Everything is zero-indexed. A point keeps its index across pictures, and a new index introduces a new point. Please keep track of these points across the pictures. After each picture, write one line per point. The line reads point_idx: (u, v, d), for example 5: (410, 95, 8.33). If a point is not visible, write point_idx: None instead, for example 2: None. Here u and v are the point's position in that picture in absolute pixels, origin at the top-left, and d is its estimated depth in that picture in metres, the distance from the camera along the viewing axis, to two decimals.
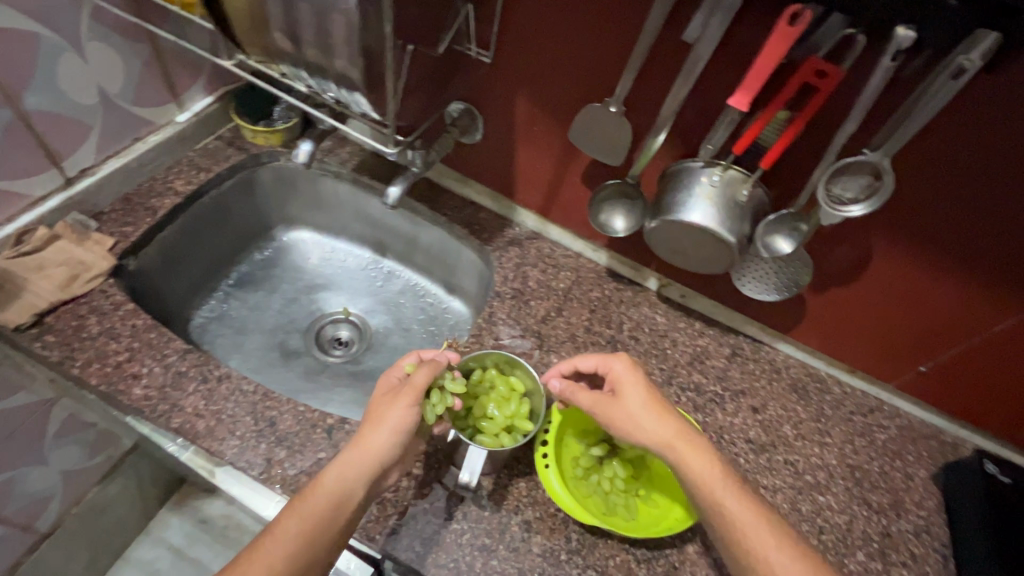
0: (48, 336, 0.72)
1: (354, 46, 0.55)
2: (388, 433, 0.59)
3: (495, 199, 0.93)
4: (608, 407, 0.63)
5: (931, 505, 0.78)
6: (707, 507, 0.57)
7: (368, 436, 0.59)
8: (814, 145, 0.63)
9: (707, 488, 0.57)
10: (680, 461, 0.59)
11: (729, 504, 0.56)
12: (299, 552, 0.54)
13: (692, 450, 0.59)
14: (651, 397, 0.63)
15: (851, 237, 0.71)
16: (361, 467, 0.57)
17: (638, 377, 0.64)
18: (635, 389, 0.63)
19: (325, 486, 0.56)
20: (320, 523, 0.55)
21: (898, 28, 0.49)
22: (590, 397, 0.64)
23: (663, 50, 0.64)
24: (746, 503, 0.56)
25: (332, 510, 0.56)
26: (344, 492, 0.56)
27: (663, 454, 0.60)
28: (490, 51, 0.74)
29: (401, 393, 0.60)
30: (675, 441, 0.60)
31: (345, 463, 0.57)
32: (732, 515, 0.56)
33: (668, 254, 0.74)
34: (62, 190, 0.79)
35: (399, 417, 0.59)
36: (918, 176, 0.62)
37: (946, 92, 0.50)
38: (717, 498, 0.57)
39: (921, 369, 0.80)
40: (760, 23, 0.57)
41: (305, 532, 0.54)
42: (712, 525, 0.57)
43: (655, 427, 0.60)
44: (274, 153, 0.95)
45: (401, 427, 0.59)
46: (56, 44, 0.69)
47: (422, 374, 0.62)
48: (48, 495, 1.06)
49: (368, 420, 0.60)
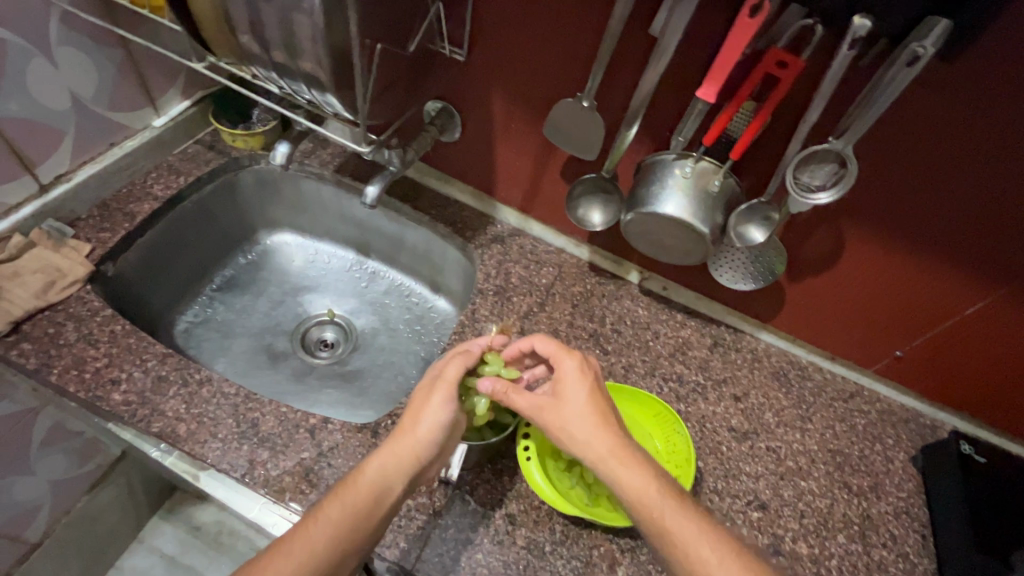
0: (26, 343, 0.72)
1: (321, 46, 0.56)
2: (430, 425, 0.59)
3: (476, 196, 0.94)
4: (546, 415, 0.60)
5: (910, 487, 0.79)
6: (645, 522, 0.54)
7: (408, 430, 0.59)
8: (783, 135, 0.64)
9: (641, 502, 0.54)
10: (613, 475, 0.56)
11: (671, 520, 0.53)
12: (340, 542, 0.53)
13: (626, 465, 0.56)
14: (590, 405, 0.59)
15: (824, 226, 0.72)
16: (401, 460, 0.58)
17: (586, 382, 0.61)
18: (576, 397, 0.60)
19: (367, 479, 0.56)
20: (359, 515, 0.54)
21: (854, 16, 0.49)
22: (528, 402, 0.61)
23: (632, 43, 0.65)
24: (685, 515, 0.54)
25: (373, 503, 0.55)
26: (385, 485, 0.56)
27: (595, 466, 0.57)
28: (464, 49, 0.75)
29: (438, 388, 0.62)
30: (611, 454, 0.57)
31: (387, 456, 0.57)
32: (673, 532, 0.53)
33: (645, 247, 0.75)
34: (37, 197, 0.79)
35: (437, 412, 0.60)
36: (884, 163, 0.63)
37: (903, 79, 0.51)
38: (655, 513, 0.54)
39: (897, 354, 0.82)
40: (724, 15, 0.58)
41: (346, 523, 0.53)
42: (653, 541, 0.54)
43: (589, 438, 0.57)
44: (254, 156, 0.95)
45: (439, 421, 0.60)
46: (24, 50, 0.69)
47: (454, 367, 0.63)
48: (37, 504, 1.05)
49: (407, 415, 0.61)
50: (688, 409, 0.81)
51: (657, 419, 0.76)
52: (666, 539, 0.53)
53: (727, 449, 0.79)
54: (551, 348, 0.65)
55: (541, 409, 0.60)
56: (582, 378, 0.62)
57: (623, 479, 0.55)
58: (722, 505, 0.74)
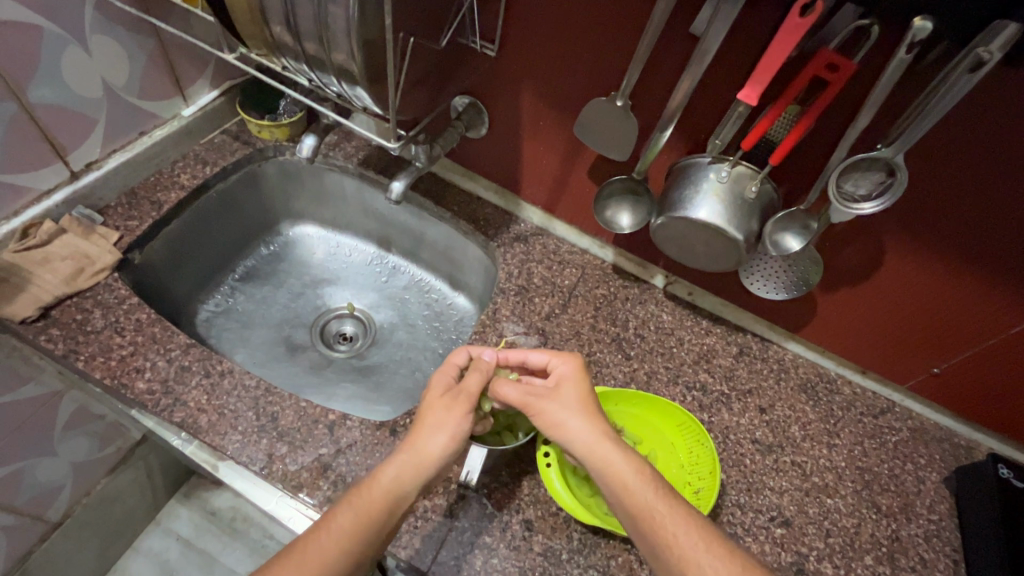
0: (54, 329, 0.73)
1: (355, 39, 0.55)
2: (448, 436, 0.58)
3: (500, 194, 0.92)
4: (541, 407, 0.61)
5: (942, 509, 0.76)
6: (632, 512, 0.54)
7: (426, 438, 0.58)
8: (826, 140, 0.62)
9: (629, 492, 0.54)
10: (603, 464, 0.56)
11: (657, 509, 0.53)
12: (355, 548, 0.52)
13: (617, 454, 0.57)
14: (582, 400, 0.61)
15: (864, 236, 0.69)
16: (418, 469, 0.56)
17: (582, 379, 0.63)
18: (571, 391, 0.62)
19: (383, 485, 0.54)
20: (374, 521, 0.53)
21: (914, 19, 0.47)
22: (521, 395, 0.62)
23: (671, 41, 0.63)
24: (670, 508, 0.54)
25: (389, 509, 0.54)
26: (402, 492, 0.55)
27: (586, 455, 0.57)
28: (495, 44, 0.73)
29: (459, 400, 0.60)
30: (603, 443, 0.57)
31: (405, 465, 0.56)
32: (660, 520, 0.53)
33: (674, 252, 0.72)
34: (68, 184, 0.80)
35: (456, 424, 0.59)
36: (933, 172, 0.60)
37: (964, 86, 0.48)
38: (642, 502, 0.54)
39: (935, 371, 0.79)
40: (771, 14, 0.56)
41: (360, 529, 0.52)
42: (640, 533, 0.53)
43: (583, 427, 0.59)
44: (279, 147, 0.95)
45: (458, 433, 0.59)
46: (60, 38, 0.69)
47: (474, 378, 0.62)
48: (60, 486, 1.07)
49: (421, 421, 0.59)
50: (711, 419, 0.79)
51: (680, 428, 0.75)
52: (652, 529, 0.53)
53: (751, 462, 0.77)
54: (545, 354, 0.66)
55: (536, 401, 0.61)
56: (578, 376, 0.64)
57: (612, 468, 0.56)
58: (744, 520, 0.72)
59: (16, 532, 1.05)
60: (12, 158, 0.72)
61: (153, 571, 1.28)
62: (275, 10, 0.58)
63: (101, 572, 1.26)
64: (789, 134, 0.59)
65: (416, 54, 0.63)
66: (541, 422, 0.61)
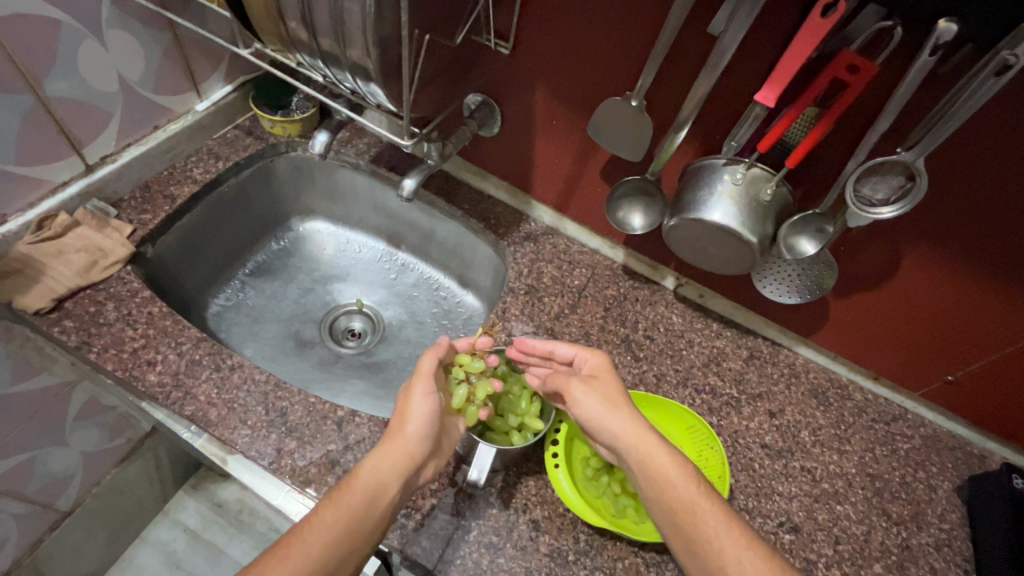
0: (67, 321, 0.74)
1: (370, 36, 0.55)
2: (419, 421, 0.59)
3: (511, 193, 0.92)
4: (581, 395, 0.62)
5: (954, 518, 0.75)
6: (674, 505, 0.55)
7: (398, 429, 0.59)
8: (845, 143, 0.61)
9: (671, 484, 0.55)
10: (644, 456, 0.57)
11: (700, 505, 0.54)
12: (338, 543, 0.52)
13: (660, 448, 0.58)
14: (620, 393, 0.62)
15: (880, 242, 0.68)
16: (394, 458, 0.57)
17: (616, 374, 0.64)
18: (609, 383, 0.63)
19: (360, 478, 0.55)
20: (355, 515, 0.53)
21: (939, 20, 0.46)
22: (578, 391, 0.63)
23: (688, 41, 0.62)
24: (711, 504, 0.54)
25: (369, 504, 0.54)
26: (380, 484, 0.56)
27: (631, 449, 0.58)
28: (509, 42, 0.73)
29: (416, 383, 0.62)
30: (645, 435, 0.58)
31: (381, 456, 0.57)
32: (701, 515, 0.54)
33: (686, 254, 0.72)
34: (82, 177, 0.80)
35: (421, 405, 0.60)
36: (954, 177, 0.59)
37: (990, 90, 0.47)
38: (685, 496, 0.55)
39: (949, 379, 0.78)
40: (792, 14, 0.55)
41: (342, 524, 0.52)
42: (680, 526, 0.54)
43: (627, 422, 0.59)
44: (291, 143, 0.95)
45: (425, 413, 0.60)
46: (77, 31, 0.70)
47: (428, 359, 0.64)
48: (70, 475, 1.08)
49: (395, 415, 0.61)
50: (720, 423, 0.79)
51: (689, 432, 0.74)
52: (693, 524, 0.53)
53: (760, 467, 0.76)
54: (578, 347, 0.67)
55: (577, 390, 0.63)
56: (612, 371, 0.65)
57: (653, 460, 0.57)
58: (752, 525, 0.71)
59: (27, 520, 1.06)
60: (29, 151, 0.73)
61: (160, 561, 1.29)
62: (291, 6, 0.58)
63: (109, 561, 1.27)
64: (807, 136, 0.58)
65: (431, 51, 0.63)
66: (582, 412, 0.62)
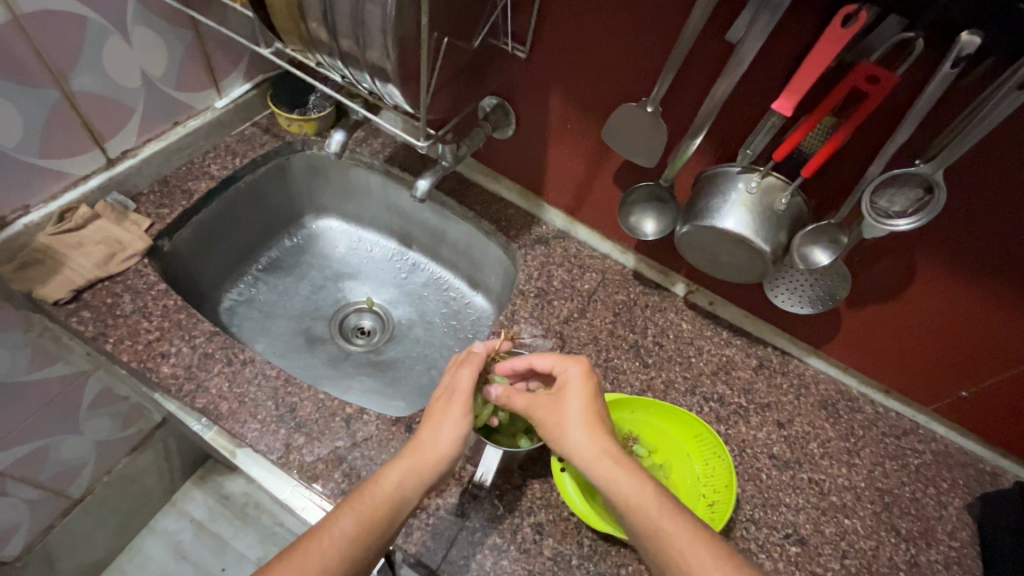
0: (85, 312, 0.75)
1: (390, 38, 0.55)
2: (452, 437, 0.60)
3: (523, 195, 0.92)
4: (542, 418, 0.62)
5: (964, 536, 0.74)
6: (640, 529, 0.52)
7: (427, 442, 0.59)
8: (861, 154, 0.61)
9: (633, 508, 0.53)
10: (606, 480, 0.55)
11: (665, 525, 0.51)
12: (358, 550, 0.52)
13: (618, 469, 0.55)
14: (585, 409, 0.60)
15: (895, 254, 0.67)
16: (420, 472, 0.57)
17: (585, 388, 0.62)
18: (575, 400, 0.61)
19: (384, 487, 0.55)
20: (378, 524, 0.53)
21: (962, 33, 0.46)
22: (524, 401, 0.64)
23: (706, 50, 0.62)
24: (677, 524, 0.51)
25: (391, 513, 0.54)
26: (406, 495, 0.56)
27: (587, 470, 0.57)
28: (526, 46, 0.73)
29: (458, 403, 0.62)
30: (608, 459, 0.56)
31: (410, 466, 0.57)
32: (664, 535, 0.51)
33: (698, 261, 0.71)
34: (103, 170, 0.82)
35: (456, 424, 0.61)
36: (973, 190, 0.58)
37: (1012, 104, 0.47)
38: (647, 518, 0.52)
39: (962, 395, 0.77)
40: (812, 22, 0.55)
41: (364, 532, 0.52)
42: (649, 550, 0.52)
43: (583, 442, 0.58)
44: (307, 141, 0.96)
45: (459, 434, 0.60)
46: (102, 28, 0.71)
47: (466, 375, 0.64)
48: (82, 463, 1.09)
49: (426, 424, 0.61)
50: (728, 432, 0.78)
51: (697, 439, 0.74)
52: (658, 547, 0.51)
53: (767, 478, 0.75)
54: (551, 359, 0.65)
55: (539, 411, 0.63)
56: (581, 385, 0.62)
57: (615, 485, 0.55)
58: (758, 535, 0.71)
59: (39, 507, 1.07)
60: (53, 143, 0.74)
61: (167, 551, 1.31)
62: (312, 7, 0.59)
63: (116, 549, 1.29)
64: (823, 146, 0.58)
65: (448, 54, 0.64)
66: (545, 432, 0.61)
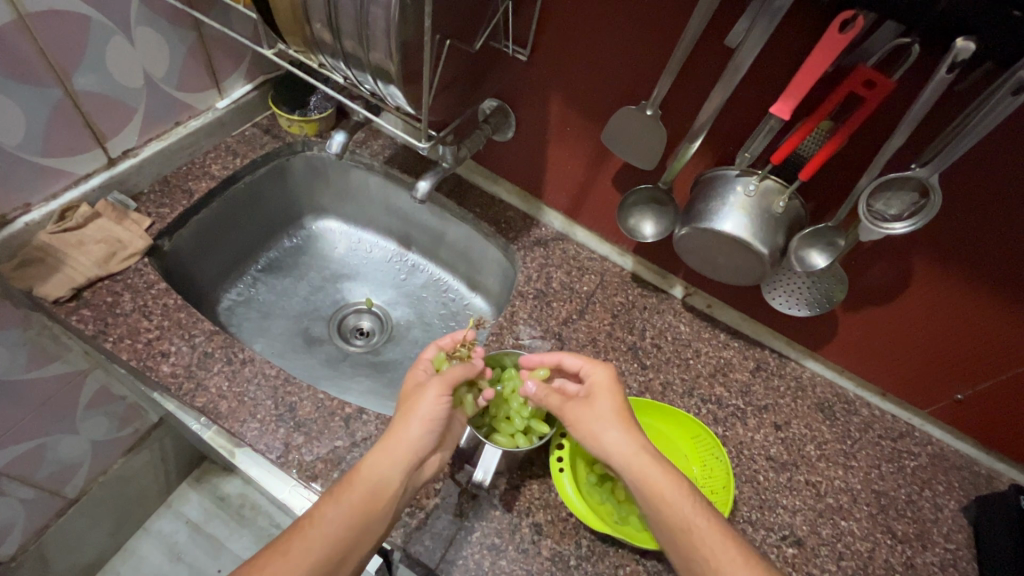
0: (84, 310, 0.75)
1: (394, 40, 0.56)
2: (420, 417, 0.58)
3: (522, 197, 0.93)
4: (577, 415, 0.62)
5: (959, 538, 0.74)
6: (671, 525, 0.55)
7: (398, 427, 0.58)
8: (857, 158, 0.62)
9: (667, 502, 0.55)
10: (640, 477, 0.57)
11: (695, 521, 0.54)
12: (340, 539, 0.52)
13: (655, 469, 0.57)
14: (619, 411, 0.62)
15: (891, 258, 0.68)
16: (395, 455, 0.56)
17: (616, 390, 0.63)
18: (610, 399, 0.62)
19: (362, 475, 0.55)
20: (358, 511, 0.54)
21: (957, 39, 0.47)
22: (558, 399, 0.65)
23: (704, 55, 0.63)
24: (706, 519, 0.55)
25: (373, 499, 0.55)
26: (381, 481, 0.55)
27: (621, 469, 0.59)
28: (527, 50, 0.74)
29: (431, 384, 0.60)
30: (643, 457, 0.58)
31: (381, 454, 0.56)
32: (697, 532, 0.54)
33: (696, 263, 0.72)
34: (104, 169, 0.82)
35: (427, 407, 0.59)
36: (968, 195, 0.59)
37: (1005, 109, 0.48)
38: (680, 513, 0.55)
39: (958, 398, 0.77)
40: (808, 29, 0.56)
41: (344, 521, 0.53)
42: (676, 543, 0.54)
43: (619, 441, 0.59)
44: (308, 143, 0.96)
45: (432, 413, 0.58)
46: (106, 28, 0.71)
47: (418, 371, 0.66)
48: (79, 462, 1.09)
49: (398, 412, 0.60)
50: (725, 433, 0.79)
51: (695, 439, 0.74)
52: (690, 543, 0.54)
53: (764, 479, 0.76)
54: (580, 360, 0.66)
55: (573, 405, 0.64)
56: (612, 386, 0.64)
57: (650, 482, 0.57)
58: (755, 537, 0.71)
59: (35, 507, 1.07)
60: (55, 142, 0.74)
61: (162, 552, 1.31)
62: (317, 8, 0.59)
63: (112, 549, 1.29)
64: (821, 150, 0.58)
65: (451, 57, 0.64)
66: (579, 430, 0.62)
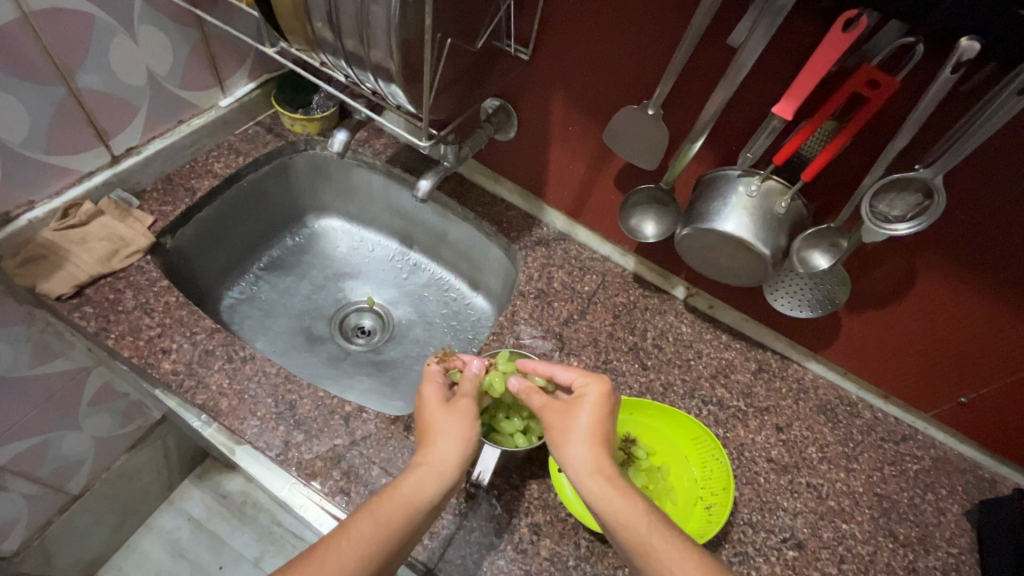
0: (87, 307, 0.76)
1: (394, 38, 0.56)
2: (459, 441, 0.59)
3: (523, 197, 0.93)
4: (552, 419, 0.61)
5: (962, 543, 0.74)
6: (629, 545, 0.51)
7: (438, 444, 0.58)
8: (860, 159, 0.61)
9: (624, 522, 0.52)
10: (598, 493, 0.54)
11: (652, 541, 0.51)
12: (376, 554, 0.50)
13: (611, 488, 0.54)
14: (592, 426, 0.59)
15: (894, 260, 0.68)
16: (434, 477, 0.56)
17: (602, 408, 0.60)
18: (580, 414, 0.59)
19: (402, 493, 0.54)
20: (394, 529, 0.52)
21: (961, 39, 0.46)
22: (540, 400, 0.63)
23: (707, 54, 0.63)
24: (669, 539, 0.51)
25: (410, 519, 0.53)
26: (421, 501, 0.54)
27: (581, 484, 0.56)
28: (529, 48, 0.73)
29: (468, 402, 0.62)
30: (605, 478, 0.55)
31: (425, 473, 0.56)
32: (654, 552, 0.50)
33: (698, 264, 0.71)
34: (108, 167, 0.82)
35: (468, 428, 0.60)
36: (972, 197, 0.58)
37: (1009, 110, 0.47)
38: (637, 533, 0.51)
39: (961, 401, 0.77)
40: (811, 28, 0.55)
41: (382, 536, 0.51)
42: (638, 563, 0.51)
43: (584, 456, 0.56)
44: (311, 141, 0.96)
45: (470, 436, 0.60)
46: (109, 26, 0.71)
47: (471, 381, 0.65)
48: (81, 459, 1.09)
49: (435, 429, 0.60)
50: (726, 435, 0.78)
51: (695, 441, 0.74)
52: (649, 561, 0.50)
53: (765, 481, 0.75)
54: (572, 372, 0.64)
55: (552, 416, 0.61)
56: (599, 404, 0.60)
57: (608, 501, 0.54)
58: (756, 539, 0.71)
59: (37, 502, 1.07)
60: (58, 140, 0.74)
61: (164, 549, 1.31)
62: (318, 6, 0.59)
63: (114, 546, 1.29)
64: (824, 150, 0.58)
65: (452, 55, 0.64)
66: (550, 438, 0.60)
